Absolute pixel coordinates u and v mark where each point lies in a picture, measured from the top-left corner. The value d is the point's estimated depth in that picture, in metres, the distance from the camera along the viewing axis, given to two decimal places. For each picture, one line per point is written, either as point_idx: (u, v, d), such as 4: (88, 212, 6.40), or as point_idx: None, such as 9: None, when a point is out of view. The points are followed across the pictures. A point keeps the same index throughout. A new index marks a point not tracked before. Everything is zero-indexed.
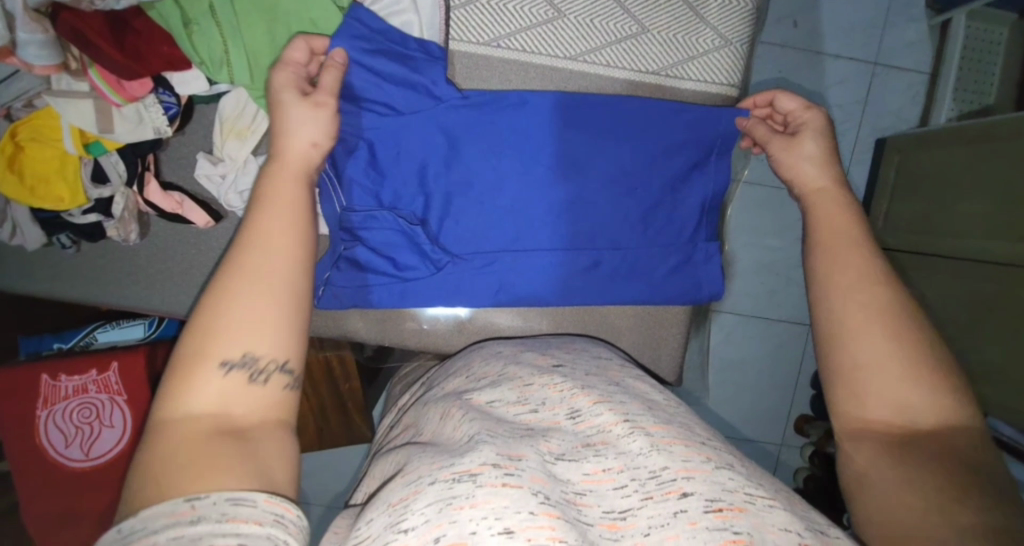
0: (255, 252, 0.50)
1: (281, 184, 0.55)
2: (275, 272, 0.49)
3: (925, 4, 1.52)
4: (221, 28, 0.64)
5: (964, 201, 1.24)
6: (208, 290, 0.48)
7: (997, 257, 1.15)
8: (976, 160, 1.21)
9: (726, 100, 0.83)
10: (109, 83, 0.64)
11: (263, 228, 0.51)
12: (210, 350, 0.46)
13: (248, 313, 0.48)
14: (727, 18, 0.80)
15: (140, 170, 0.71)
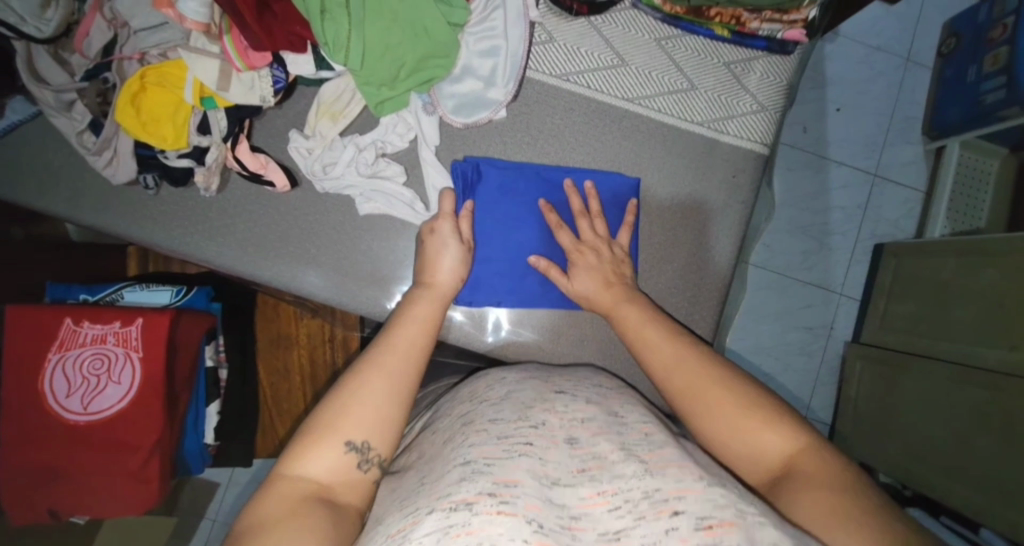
0: (386, 355, 0.63)
1: (420, 305, 0.71)
2: (398, 375, 0.61)
3: (921, 132, 1.71)
4: (350, 19, 0.73)
5: (958, 306, 1.32)
6: (344, 382, 0.61)
7: (992, 366, 1.21)
8: (971, 271, 1.30)
9: (760, 156, 0.93)
10: (238, 49, 0.72)
11: (400, 341, 0.65)
12: (333, 429, 0.57)
13: (370, 392, 0.59)
14: (765, 88, 0.93)
15: (237, 130, 0.78)
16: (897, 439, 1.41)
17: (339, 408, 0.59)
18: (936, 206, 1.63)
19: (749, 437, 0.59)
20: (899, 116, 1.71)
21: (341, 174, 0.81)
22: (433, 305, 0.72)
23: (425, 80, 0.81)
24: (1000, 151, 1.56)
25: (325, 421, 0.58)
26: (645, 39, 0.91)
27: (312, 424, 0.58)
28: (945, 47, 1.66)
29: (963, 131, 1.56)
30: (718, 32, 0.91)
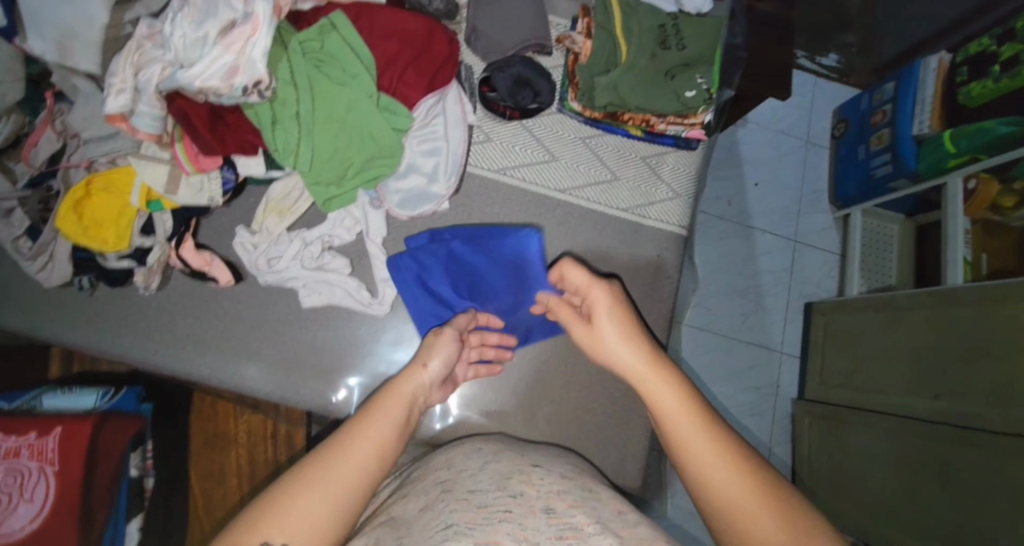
0: (341, 463, 0.61)
1: (381, 419, 0.67)
2: (346, 487, 0.60)
3: (828, 200, 1.94)
4: (299, 127, 0.79)
5: (883, 357, 1.45)
6: (291, 476, 0.59)
7: (922, 415, 1.33)
8: (890, 324, 1.45)
9: (679, 237, 1.03)
10: (189, 155, 0.76)
11: (355, 457, 0.62)
12: (257, 531, 0.55)
13: (307, 507, 0.57)
14: (679, 178, 1.05)
15: (183, 230, 0.80)
16: (852, 496, 1.47)
17: (272, 511, 0.56)
18: (851, 268, 1.81)
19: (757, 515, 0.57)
20: (807, 188, 1.94)
21: (285, 268, 0.83)
22: (397, 421, 0.68)
23: (371, 178, 0.87)
24: (898, 216, 1.80)
25: (249, 519, 0.56)
26: (572, 138, 1.03)
27: (240, 521, 0.56)
28: (838, 131, 1.93)
29: (863, 201, 1.78)
30: (632, 131, 1.03)
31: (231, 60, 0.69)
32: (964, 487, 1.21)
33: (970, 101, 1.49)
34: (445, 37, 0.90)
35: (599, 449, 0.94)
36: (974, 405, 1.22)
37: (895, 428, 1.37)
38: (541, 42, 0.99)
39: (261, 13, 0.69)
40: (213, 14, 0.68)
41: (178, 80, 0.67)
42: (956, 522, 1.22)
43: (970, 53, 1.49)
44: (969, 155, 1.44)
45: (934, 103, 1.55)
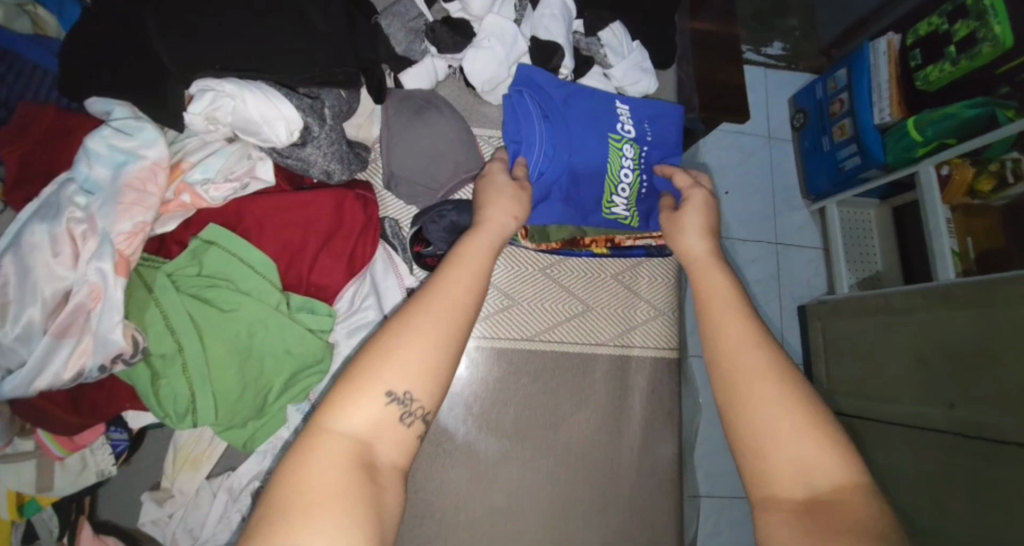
0: (427, 317, 0.50)
1: (479, 235, 0.59)
2: (436, 345, 0.49)
3: (800, 195, 1.80)
4: (190, 378, 0.62)
5: (887, 366, 1.31)
6: (372, 347, 0.49)
7: (940, 424, 1.17)
8: (887, 330, 1.32)
9: (671, 360, 0.91)
10: (58, 438, 0.61)
11: (450, 286, 0.52)
12: (376, 379, 0.47)
13: (412, 352, 0.48)
14: (658, 291, 0.93)
15: (74, 517, 0.65)
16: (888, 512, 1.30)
17: (375, 358, 0.48)
18: (836, 263, 1.66)
19: (794, 425, 0.49)
20: (778, 187, 1.79)
21: (211, 535, 0.67)
22: (490, 240, 0.60)
23: (297, 394, 0.70)
24: (873, 201, 1.63)
25: (344, 390, 0.47)
26: (531, 274, 0.88)
27: (348, 372, 0.48)
28: (798, 121, 1.77)
29: (835, 193, 1.64)
30: (597, 251, 0.90)
31: (72, 347, 0.53)
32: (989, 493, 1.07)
33: (930, 85, 1.35)
34: (357, 202, 0.75)
35: None
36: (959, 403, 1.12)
37: (914, 443, 1.23)
38: (476, 172, 0.85)
39: (95, 274, 0.53)
40: (32, 299, 0.52)
41: (5, 393, 0.52)
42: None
43: (920, 34, 1.36)
44: (938, 142, 1.29)
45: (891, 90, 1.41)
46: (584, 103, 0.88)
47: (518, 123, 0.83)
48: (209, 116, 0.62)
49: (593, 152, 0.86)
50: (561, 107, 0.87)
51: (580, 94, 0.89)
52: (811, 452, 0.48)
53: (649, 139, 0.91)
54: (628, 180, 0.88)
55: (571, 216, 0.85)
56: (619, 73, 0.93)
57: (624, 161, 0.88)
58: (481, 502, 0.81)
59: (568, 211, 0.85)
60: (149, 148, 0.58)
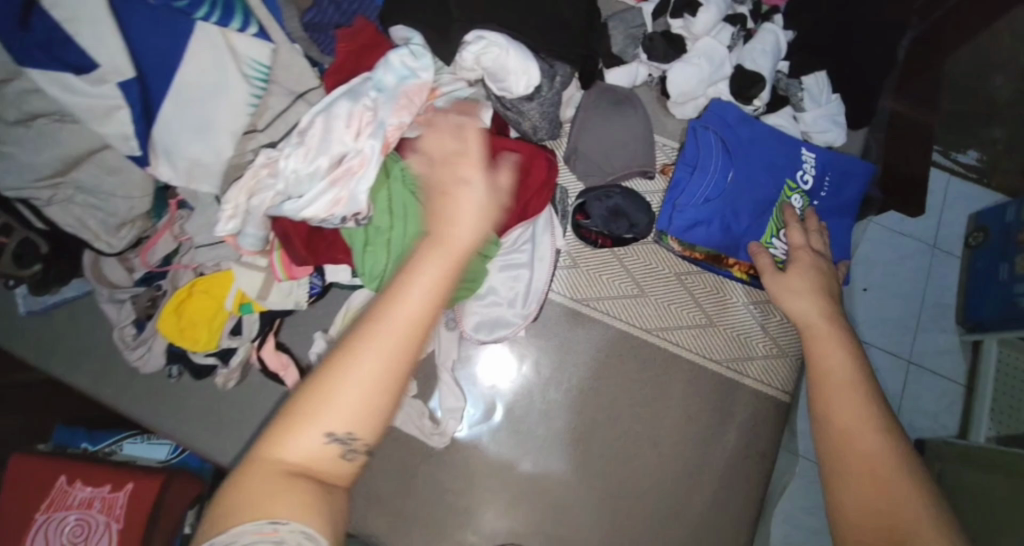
0: (381, 330, 0.47)
1: (430, 264, 0.50)
2: (387, 363, 0.47)
3: (954, 321, 1.61)
4: (389, 251, 0.77)
5: (1003, 534, 1.15)
6: (325, 360, 0.48)
7: None
8: (1015, 493, 1.16)
9: (779, 402, 0.90)
10: (284, 264, 0.78)
11: (398, 319, 0.48)
12: (316, 413, 0.46)
13: (361, 382, 0.47)
14: (786, 332, 0.92)
15: (268, 330, 0.82)
16: None
17: (320, 377, 0.47)
18: (978, 408, 1.48)
19: (867, 445, 0.57)
20: (928, 301, 1.62)
21: None
22: (448, 271, 0.51)
23: (448, 299, 0.84)
24: None
25: (300, 402, 0.47)
26: (666, 274, 0.93)
27: (294, 398, 0.47)
28: (973, 240, 1.61)
29: (1000, 328, 1.46)
30: (737, 274, 0.92)
31: (334, 194, 0.70)
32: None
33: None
34: (547, 161, 0.86)
35: None
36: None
37: None
38: (647, 169, 0.93)
39: (369, 147, 0.70)
40: (325, 151, 0.69)
41: (284, 211, 0.69)
42: None
43: None
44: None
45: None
46: (763, 144, 0.91)
47: (693, 153, 0.90)
48: (477, 58, 0.77)
49: (760, 191, 0.89)
50: (740, 144, 0.90)
51: (762, 134, 0.91)
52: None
53: (823, 195, 0.92)
54: None
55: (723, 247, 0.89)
56: (809, 118, 0.97)
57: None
58: (560, 457, 0.88)
59: (717, 233, 0.89)
60: (426, 72, 0.74)
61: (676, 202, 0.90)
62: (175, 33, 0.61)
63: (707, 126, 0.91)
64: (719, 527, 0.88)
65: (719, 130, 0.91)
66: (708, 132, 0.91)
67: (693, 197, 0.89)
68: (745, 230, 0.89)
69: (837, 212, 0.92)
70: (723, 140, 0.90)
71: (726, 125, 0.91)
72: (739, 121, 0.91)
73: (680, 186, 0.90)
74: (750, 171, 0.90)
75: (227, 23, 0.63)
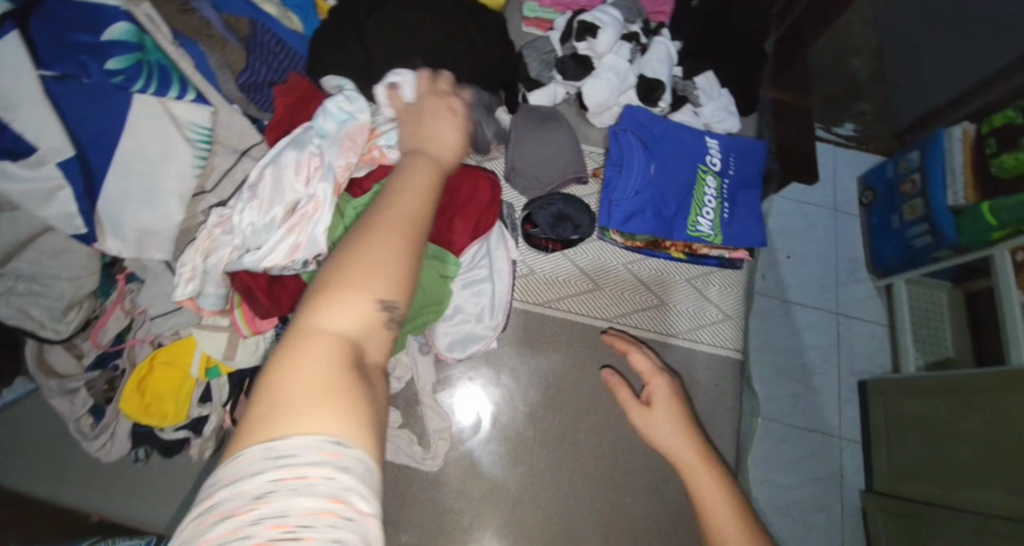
0: (394, 210, 0.53)
1: (421, 167, 0.61)
2: (409, 226, 0.53)
3: (866, 272, 1.80)
4: None
5: (955, 452, 1.32)
6: (346, 249, 0.49)
7: (1003, 513, 1.20)
8: (956, 413, 1.34)
9: (735, 362, 0.99)
10: (246, 319, 0.75)
11: (397, 206, 0.53)
12: (350, 291, 0.47)
13: (375, 262, 0.49)
14: (727, 299, 1.02)
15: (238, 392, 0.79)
16: None
17: (345, 258, 0.49)
18: (903, 338, 1.65)
19: None
20: (843, 255, 1.81)
21: None
22: (434, 175, 0.61)
23: (418, 325, 0.85)
24: (945, 283, 1.64)
25: (327, 288, 0.47)
26: (616, 266, 1.01)
27: (314, 297, 0.46)
28: (865, 198, 1.82)
29: (909, 269, 1.66)
30: (675, 255, 1.02)
31: (290, 241, 0.71)
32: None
33: (1004, 171, 1.39)
34: (488, 181, 0.93)
35: None
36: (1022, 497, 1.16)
37: (997, 531, 1.20)
38: (580, 174, 1.03)
39: (322, 191, 0.71)
40: (279, 201, 0.71)
41: (244, 264, 0.70)
42: None
43: (997, 125, 1.43)
44: (1011, 228, 1.34)
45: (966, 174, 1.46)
46: (675, 135, 1.01)
47: (617, 153, 0.99)
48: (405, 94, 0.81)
49: (680, 177, 0.99)
50: (656, 138, 1.00)
51: (672, 126, 1.01)
52: None
53: (734, 171, 1.03)
54: (711, 205, 1.00)
55: (660, 230, 0.98)
56: (708, 111, 1.10)
57: (707, 190, 1.00)
58: (549, 459, 0.91)
59: (651, 220, 0.98)
60: (364, 113, 0.78)
61: (610, 198, 0.98)
62: (110, 107, 0.64)
63: (624, 128, 1.01)
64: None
65: (635, 128, 1.00)
66: (626, 131, 1.00)
67: (623, 191, 0.98)
68: (674, 213, 0.99)
69: (749, 184, 1.03)
70: (640, 137, 1.00)
71: (640, 123, 1.01)
72: (651, 118, 1.01)
73: (611, 183, 0.99)
74: (668, 161, 1.00)
75: (164, 93, 0.65)
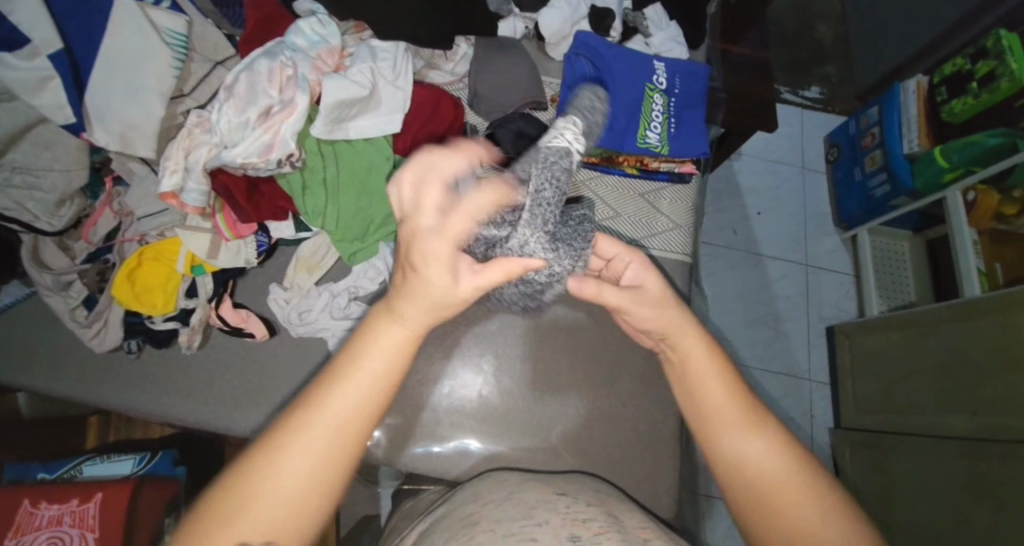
0: (311, 424, 0.45)
1: (376, 343, 0.47)
2: (332, 455, 0.45)
3: (833, 224, 1.89)
4: (326, 192, 0.87)
5: (916, 380, 1.42)
6: (257, 453, 0.44)
7: (960, 433, 1.29)
8: (914, 343, 1.43)
9: (685, 265, 1.07)
10: (228, 223, 0.85)
11: (344, 393, 0.45)
12: (223, 521, 0.42)
13: (289, 494, 0.44)
14: (677, 209, 1.09)
15: (222, 291, 0.88)
16: (922, 522, 1.34)
17: (256, 467, 0.44)
18: (868, 287, 1.74)
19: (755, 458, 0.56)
20: (810, 211, 1.90)
21: (315, 320, 0.89)
22: (396, 362, 0.47)
23: (391, 232, 0.93)
24: (906, 233, 1.75)
25: (225, 502, 0.43)
26: (573, 182, 1.06)
27: (209, 496, 0.44)
28: (831, 155, 1.91)
29: (869, 220, 1.75)
30: (628, 171, 1.10)
31: (268, 137, 0.78)
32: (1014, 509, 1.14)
33: (954, 117, 1.50)
34: (451, 102, 1.00)
35: (631, 467, 0.95)
36: (973, 417, 1.27)
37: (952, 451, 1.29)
38: (537, 99, 1.07)
39: (300, 100, 0.79)
40: (253, 104, 0.77)
41: (224, 159, 0.76)
42: None
43: (947, 74, 1.52)
44: (963, 169, 1.43)
45: (920, 121, 1.56)
46: (624, 57, 1.08)
47: (571, 74, 1.07)
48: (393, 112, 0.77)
49: (631, 95, 1.07)
50: (607, 59, 1.07)
51: (622, 50, 1.09)
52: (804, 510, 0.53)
53: (679, 90, 1.11)
54: (659, 121, 1.07)
55: (611, 141, 1.04)
56: (657, 40, 1.18)
57: (655, 106, 1.08)
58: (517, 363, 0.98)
59: (606, 131, 1.04)
60: (335, 38, 0.87)
61: (566, 113, 1.04)
62: (96, 11, 0.71)
63: (577, 52, 1.08)
64: (666, 398, 1.00)
65: (586, 52, 1.08)
66: (579, 55, 1.07)
67: (578, 105, 1.04)
68: (626, 126, 1.05)
69: (693, 102, 1.11)
70: (592, 59, 1.07)
71: (591, 47, 1.08)
72: (601, 41, 1.08)
73: (567, 100, 1.05)
74: (619, 81, 1.07)
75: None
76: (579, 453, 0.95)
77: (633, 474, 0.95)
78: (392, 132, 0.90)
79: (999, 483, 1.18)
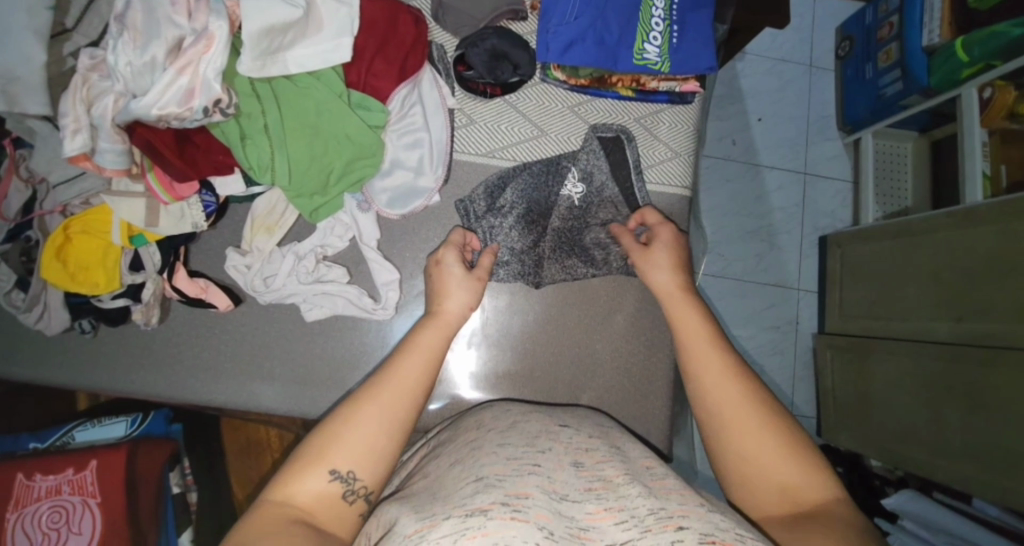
0: (391, 383, 0.63)
1: (429, 332, 0.72)
2: (400, 403, 0.62)
3: (836, 127, 1.74)
4: (270, 140, 0.74)
5: (903, 287, 1.36)
6: (349, 402, 0.62)
7: (944, 338, 1.26)
8: (906, 251, 1.36)
9: (684, 199, 0.97)
10: (162, 185, 0.73)
11: (399, 383, 0.64)
12: (325, 459, 0.58)
13: (366, 434, 0.60)
14: (676, 136, 0.97)
15: (173, 260, 0.79)
16: (900, 424, 1.36)
17: (347, 416, 0.61)
18: (865, 194, 1.64)
19: (730, 397, 0.66)
20: (814, 115, 1.74)
21: (283, 285, 0.81)
22: (440, 336, 0.72)
23: (355, 182, 0.82)
24: (911, 134, 1.61)
25: (324, 439, 0.59)
26: (560, 109, 0.93)
27: (303, 449, 0.59)
28: (841, 50, 1.72)
29: (874, 122, 1.60)
30: (623, 93, 0.95)
31: (186, 82, 0.64)
32: (992, 408, 1.16)
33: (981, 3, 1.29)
34: (410, 16, 0.84)
35: (625, 406, 0.95)
36: (957, 322, 1.23)
37: (936, 355, 1.27)
38: (516, 8, 0.89)
39: (216, 28, 0.64)
40: (157, 38, 0.64)
41: (134, 111, 0.64)
42: (990, 447, 1.17)
43: None
44: (984, 63, 1.27)
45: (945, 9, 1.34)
46: None
47: None
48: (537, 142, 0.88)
49: None
50: None
51: None
52: (771, 448, 0.62)
53: None
54: (659, 29, 0.90)
55: (603, 59, 0.88)
56: None
57: (654, 11, 0.91)
58: (505, 311, 0.93)
59: (595, 46, 0.88)
60: None
61: (547, 23, 0.87)
62: None
63: None
64: (656, 338, 0.96)
65: None
66: None
67: (560, 13, 0.87)
68: (618, 38, 0.89)
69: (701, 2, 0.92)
70: None
71: None
72: None
73: (548, 6, 0.88)
74: None
75: None
76: (574, 397, 0.94)
77: (628, 410, 0.95)
78: (339, 62, 0.74)
79: (981, 388, 1.18)
